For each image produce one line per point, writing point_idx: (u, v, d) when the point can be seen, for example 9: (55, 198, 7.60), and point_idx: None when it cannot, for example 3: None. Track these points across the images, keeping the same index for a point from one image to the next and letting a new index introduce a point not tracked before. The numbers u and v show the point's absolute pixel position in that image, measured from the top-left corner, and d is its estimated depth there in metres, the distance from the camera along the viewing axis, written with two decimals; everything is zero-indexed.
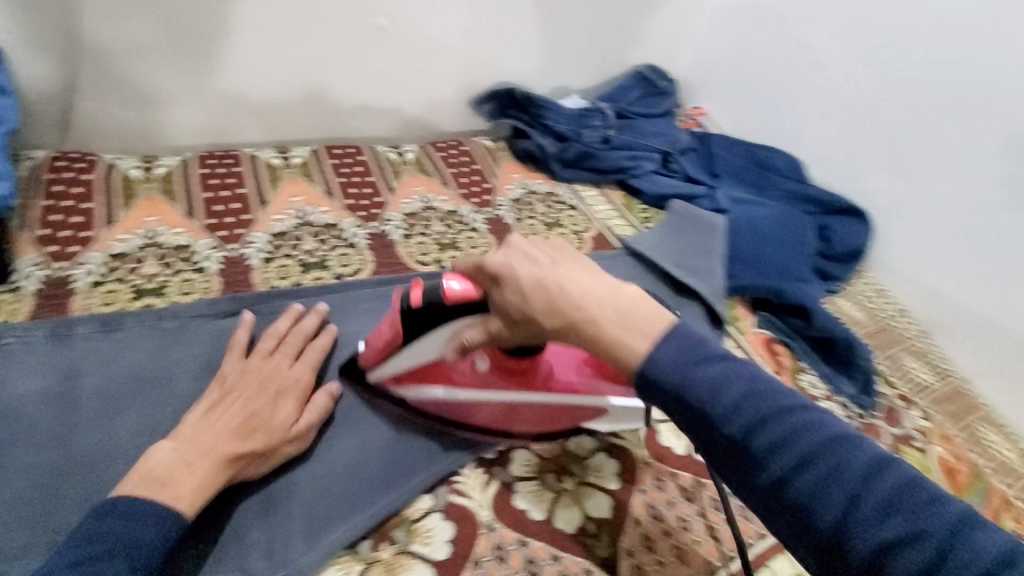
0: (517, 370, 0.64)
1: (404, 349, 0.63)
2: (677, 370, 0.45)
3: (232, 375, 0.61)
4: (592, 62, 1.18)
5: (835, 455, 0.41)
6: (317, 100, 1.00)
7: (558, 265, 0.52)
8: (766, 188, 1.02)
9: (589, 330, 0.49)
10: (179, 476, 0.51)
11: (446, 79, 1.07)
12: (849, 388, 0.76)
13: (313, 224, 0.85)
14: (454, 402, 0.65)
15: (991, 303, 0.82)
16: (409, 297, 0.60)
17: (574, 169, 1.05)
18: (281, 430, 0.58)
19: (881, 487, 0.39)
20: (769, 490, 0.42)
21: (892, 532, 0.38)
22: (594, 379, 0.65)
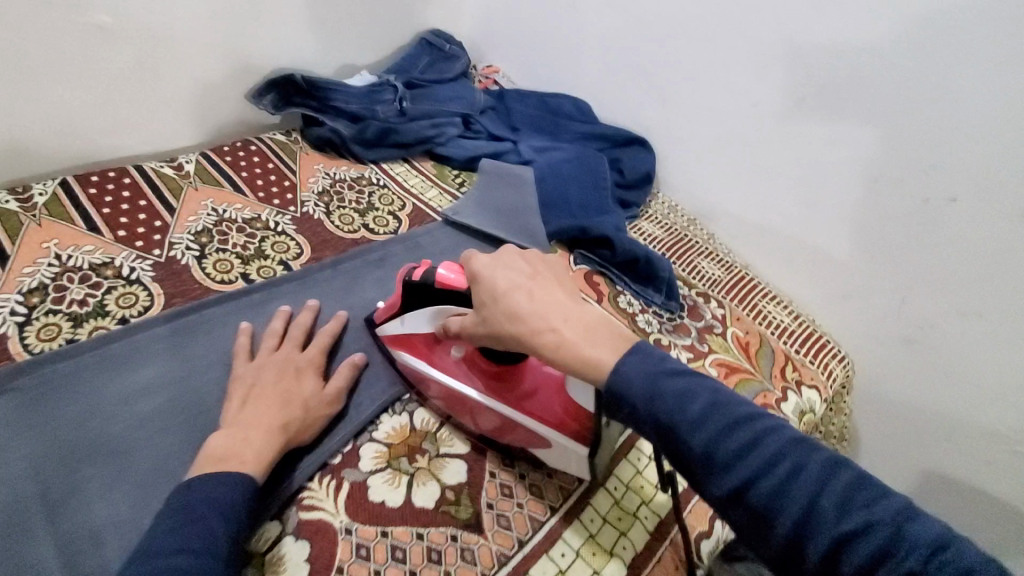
0: (495, 373, 0.62)
1: (405, 320, 0.67)
2: (675, 408, 0.43)
3: (248, 373, 0.61)
4: (376, 35, 1.14)
5: (789, 459, 0.40)
6: (52, 121, 0.84)
7: (527, 282, 0.54)
8: (561, 133, 1.08)
9: (554, 340, 0.50)
10: (238, 448, 0.53)
11: (213, 78, 0.96)
12: (657, 298, 0.86)
13: (76, 268, 0.73)
14: (431, 381, 0.66)
15: (752, 201, 0.96)
16: (412, 273, 0.65)
17: (377, 148, 1.02)
18: (314, 397, 0.61)
19: (861, 507, 0.37)
20: (731, 498, 0.41)
21: (837, 525, 0.37)
22: (560, 418, 0.57)
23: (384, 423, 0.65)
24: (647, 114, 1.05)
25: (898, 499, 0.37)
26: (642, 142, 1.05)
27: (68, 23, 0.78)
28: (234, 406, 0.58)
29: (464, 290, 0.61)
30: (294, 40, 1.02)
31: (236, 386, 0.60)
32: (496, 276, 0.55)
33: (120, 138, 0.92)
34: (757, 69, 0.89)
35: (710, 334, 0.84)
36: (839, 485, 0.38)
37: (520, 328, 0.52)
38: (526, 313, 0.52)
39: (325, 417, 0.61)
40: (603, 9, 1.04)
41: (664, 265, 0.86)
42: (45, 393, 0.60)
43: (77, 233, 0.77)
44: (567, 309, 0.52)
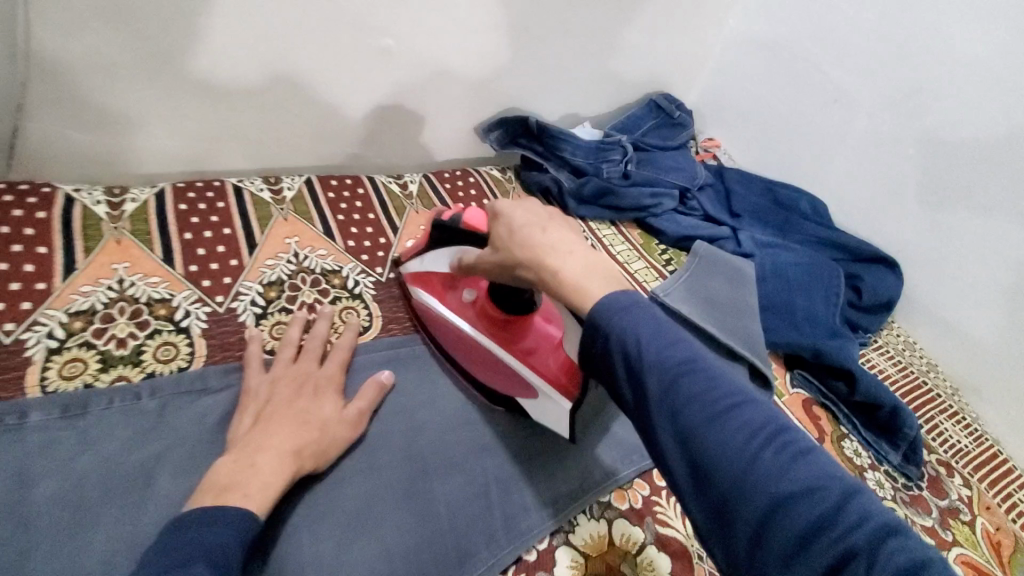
0: (500, 321, 0.67)
1: (425, 257, 0.69)
2: (629, 331, 0.42)
3: (262, 389, 0.58)
4: (608, 88, 1.12)
5: (725, 402, 0.38)
6: (300, 113, 0.87)
7: (545, 222, 0.51)
8: (790, 231, 0.98)
9: (552, 271, 0.48)
10: (242, 477, 0.49)
11: (455, 106, 0.98)
12: (894, 457, 0.73)
13: (310, 270, 0.75)
14: (439, 321, 0.70)
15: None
16: (441, 214, 0.65)
17: (592, 206, 0.97)
18: (331, 420, 0.57)
19: (793, 479, 0.35)
20: (678, 438, 0.39)
21: (766, 492, 0.35)
22: (557, 374, 0.63)
23: (582, 527, 0.59)
24: (899, 234, 0.93)
25: (828, 474, 0.35)
26: (890, 264, 0.92)
27: (358, 42, 0.83)
28: (251, 425, 0.55)
29: (483, 233, 0.59)
30: (534, 82, 1.03)
31: (247, 401, 0.57)
32: (517, 211, 0.53)
33: (361, 149, 0.96)
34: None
35: (955, 520, 0.70)
36: (780, 451, 0.36)
37: (528, 257, 0.50)
38: (537, 244, 0.50)
39: (345, 433, 0.57)
40: (875, 108, 0.93)
41: (914, 422, 0.73)
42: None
43: (314, 236, 0.79)
44: (584, 254, 0.49)
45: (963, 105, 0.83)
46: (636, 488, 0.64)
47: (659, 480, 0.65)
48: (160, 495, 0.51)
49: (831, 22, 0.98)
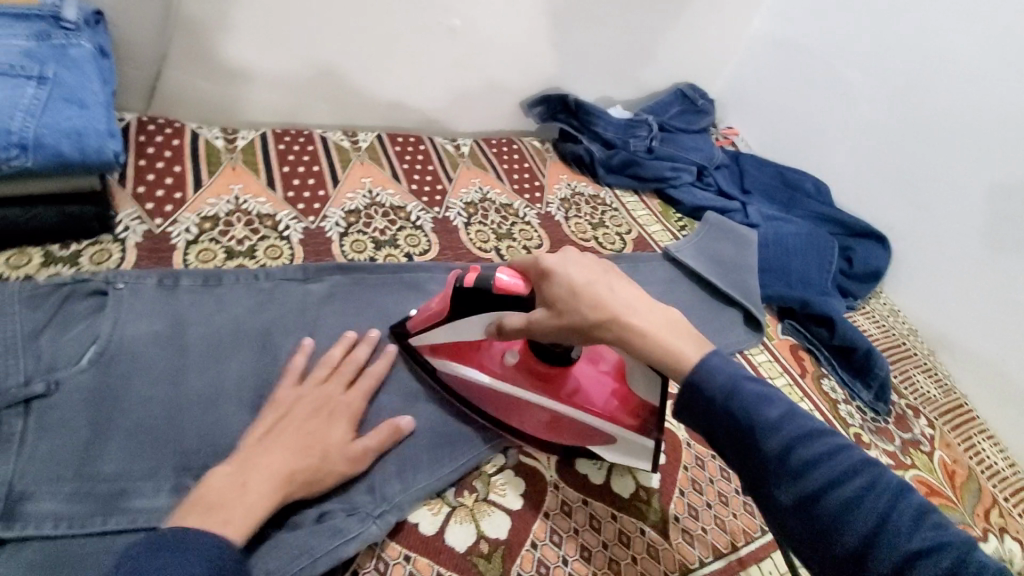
0: (544, 374, 0.66)
1: (449, 323, 0.65)
2: (734, 395, 0.48)
3: (287, 401, 0.59)
4: (640, 76, 1.26)
5: (846, 462, 0.45)
6: (377, 80, 1.03)
7: (601, 279, 0.55)
8: (794, 208, 1.10)
9: (623, 328, 0.53)
10: (231, 500, 0.49)
11: (505, 83, 1.13)
12: (865, 395, 0.86)
13: (381, 204, 0.91)
14: (479, 388, 0.66)
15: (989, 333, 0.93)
16: (463, 279, 0.62)
17: (618, 175, 1.12)
18: (337, 447, 0.57)
19: (914, 529, 0.42)
20: (803, 501, 0.44)
21: (900, 549, 0.41)
22: (616, 412, 0.64)
23: None
24: (892, 215, 1.05)
25: (942, 527, 0.42)
26: (880, 238, 1.05)
27: (431, 20, 0.99)
28: (255, 438, 0.56)
29: (529, 295, 0.59)
30: (575, 66, 1.17)
31: (269, 408, 0.59)
32: (568, 269, 0.56)
33: (424, 115, 1.12)
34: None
35: (914, 450, 0.82)
36: (903, 506, 0.43)
37: (600, 318, 0.54)
38: (616, 304, 0.54)
39: (341, 464, 0.57)
40: (877, 104, 1.06)
41: (883, 363, 0.86)
42: (348, 290, 0.76)
43: (384, 178, 0.96)
44: (649, 308, 0.55)
45: (952, 102, 0.96)
46: None
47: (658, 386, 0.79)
48: (272, 349, 0.67)
49: (844, 26, 1.11)
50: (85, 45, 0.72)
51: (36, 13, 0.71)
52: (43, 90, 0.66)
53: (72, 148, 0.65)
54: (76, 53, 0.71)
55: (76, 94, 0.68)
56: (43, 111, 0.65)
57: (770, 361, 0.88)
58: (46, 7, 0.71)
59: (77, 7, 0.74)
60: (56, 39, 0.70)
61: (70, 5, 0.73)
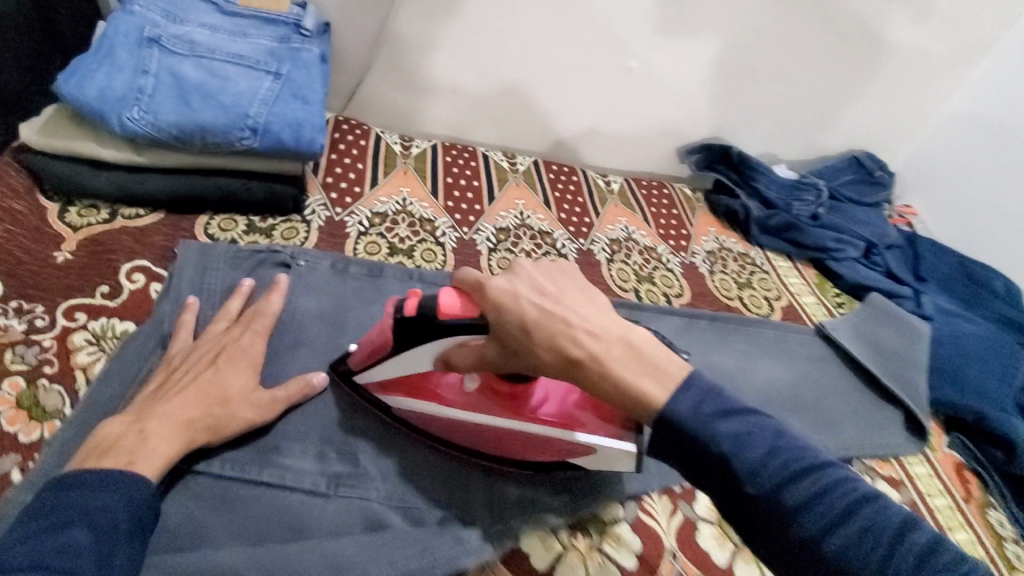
0: (510, 393, 0.57)
1: (402, 357, 0.56)
2: (670, 401, 0.45)
3: (186, 345, 0.59)
4: (815, 138, 1.18)
5: (788, 442, 0.43)
6: (548, 108, 1.07)
7: (559, 304, 0.49)
8: (976, 307, 0.98)
9: (600, 368, 0.47)
10: (131, 444, 0.49)
11: (669, 126, 1.12)
12: None
13: (530, 226, 0.94)
14: (448, 422, 0.59)
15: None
16: (403, 305, 0.54)
17: (774, 237, 1.05)
18: (236, 397, 0.55)
19: (874, 529, 0.39)
20: (760, 507, 0.42)
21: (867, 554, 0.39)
22: (588, 419, 0.57)
23: None
24: None
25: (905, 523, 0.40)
26: None
27: (612, 61, 1.02)
28: (151, 393, 0.54)
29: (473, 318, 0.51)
30: (745, 119, 1.13)
31: (165, 365, 0.57)
32: (583, 305, 0.50)
33: (584, 149, 1.14)
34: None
35: None
36: (851, 503, 0.40)
37: (563, 358, 0.48)
38: (585, 347, 0.47)
39: (250, 412, 0.56)
40: None
41: None
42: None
43: (537, 202, 0.98)
44: (617, 325, 0.49)
45: None
46: None
47: None
48: None
49: None
50: (315, 50, 0.83)
51: (283, 19, 0.82)
52: (278, 85, 0.76)
53: (290, 136, 0.74)
54: (307, 56, 0.82)
55: (302, 92, 0.78)
56: (275, 102, 0.75)
57: (931, 476, 0.77)
58: (291, 14, 0.83)
59: (314, 17, 0.85)
60: (294, 43, 0.81)
61: (310, 15, 0.84)
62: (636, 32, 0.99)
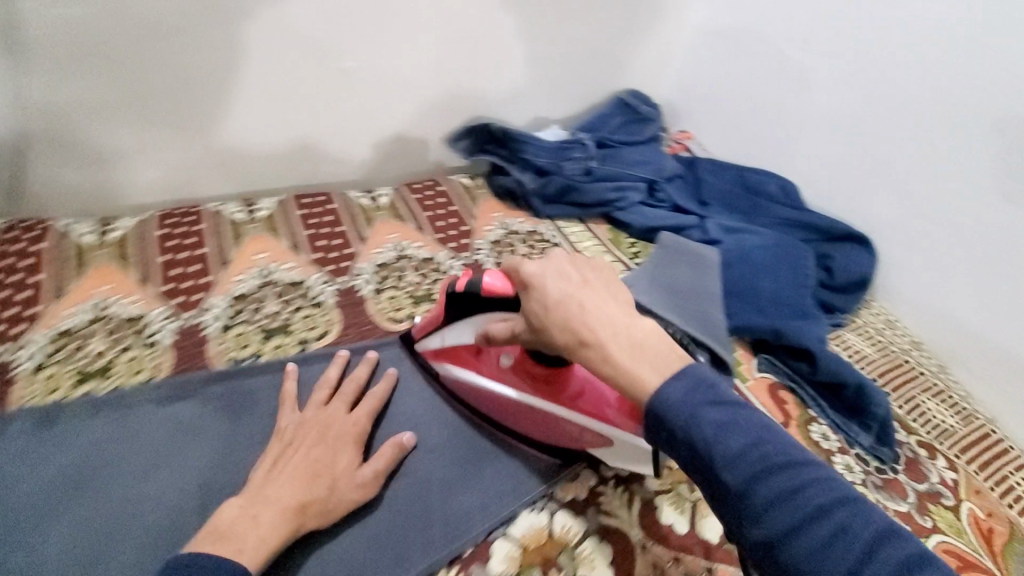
0: (545, 378, 0.62)
1: (452, 328, 0.67)
2: (690, 410, 0.42)
3: (290, 430, 0.61)
4: (576, 91, 1.13)
5: (748, 440, 0.41)
6: (275, 139, 0.93)
7: (580, 290, 0.50)
8: (757, 217, 0.97)
9: (601, 351, 0.47)
10: (242, 529, 0.51)
11: (420, 121, 1.02)
12: (865, 439, 0.70)
13: (275, 282, 0.80)
14: (481, 393, 0.68)
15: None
16: (455, 282, 0.63)
17: (558, 205, 1.00)
18: (343, 477, 0.58)
19: (827, 528, 0.38)
20: (754, 519, 0.40)
21: (825, 546, 0.37)
22: (610, 413, 0.59)
23: (523, 520, 0.61)
24: (875, 211, 0.89)
25: (861, 515, 0.38)
26: (859, 240, 0.89)
27: (318, 68, 0.89)
28: (263, 472, 0.57)
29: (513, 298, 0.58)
30: (497, 90, 1.05)
31: (274, 441, 0.60)
32: (607, 304, 0.49)
33: (340, 169, 1.01)
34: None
35: (935, 504, 0.66)
36: (818, 499, 0.38)
37: (568, 338, 0.49)
38: (591, 324, 0.48)
39: (352, 494, 0.58)
40: (836, 85, 0.92)
41: (881, 399, 0.70)
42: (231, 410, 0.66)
43: (283, 250, 0.84)
44: (625, 320, 0.48)
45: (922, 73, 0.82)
46: (582, 479, 0.65)
47: (607, 471, 0.66)
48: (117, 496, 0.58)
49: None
50: None
51: None
52: None
53: None
54: None
55: None
56: None
57: None
58: None
59: None
60: None
61: None
62: (333, 30, 0.87)
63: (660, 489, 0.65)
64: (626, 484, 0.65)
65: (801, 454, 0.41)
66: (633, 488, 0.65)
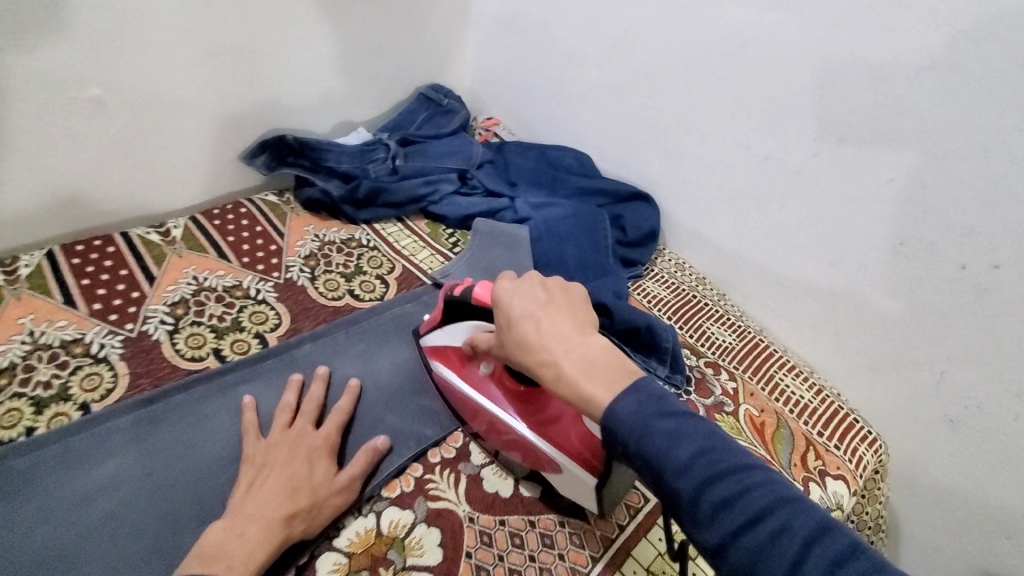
0: (522, 394, 0.64)
1: (446, 330, 0.70)
2: (633, 417, 0.44)
3: (260, 453, 0.61)
4: (374, 91, 1.12)
5: (691, 454, 0.42)
6: (22, 188, 0.81)
7: (543, 310, 0.54)
8: (559, 189, 1.04)
9: (553, 368, 0.50)
10: (229, 548, 0.52)
11: (203, 142, 0.94)
12: (661, 371, 0.79)
13: (47, 345, 0.71)
14: (462, 398, 0.69)
15: (805, 259, 0.84)
16: (452, 291, 0.68)
17: (372, 208, 0.99)
18: (323, 484, 0.58)
19: (778, 538, 0.38)
20: (699, 530, 0.41)
21: (771, 554, 0.38)
22: (579, 449, 0.58)
23: (348, 528, 0.59)
24: (651, 169, 0.99)
25: (808, 516, 0.39)
26: (644, 198, 0.99)
27: (54, 98, 0.77)
28: (243, 493, 0.57)
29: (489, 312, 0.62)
30: (287, 99, 1.00)
31: (247, 466, 0.60)
32: (563, 321, 0.53)
33: (119, 206, 0.91)
34: (895, 64, 0.70)
35: (721, 413, 0.77)
36: (761, 506, 0.39)
37: (529, 354, 0.53)
38: (537, 339, 0.52)
39: (336, 498, 0.58)
40: (601, 60, 1.00)
41: (668, 333, 0.79)
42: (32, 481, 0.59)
43: (53, 308, 0.75)
44: (581, 340, 0.51)
45: (659, 42, 0.91)
46: (408, 472, 0.65)
47: (432, 458, 0.67)
48: None
49: None
50: None
51: None
52: None
53: None
54: None
55: None
56: None
57: None
58: None
59: None
60: None
61: None
62: (62, 55, 0.75)
63: (484, 460, 0.68)
64: (452, 465, 0.67)
65: (754, 462, 0.42)
66: (459, 468, 0.67)
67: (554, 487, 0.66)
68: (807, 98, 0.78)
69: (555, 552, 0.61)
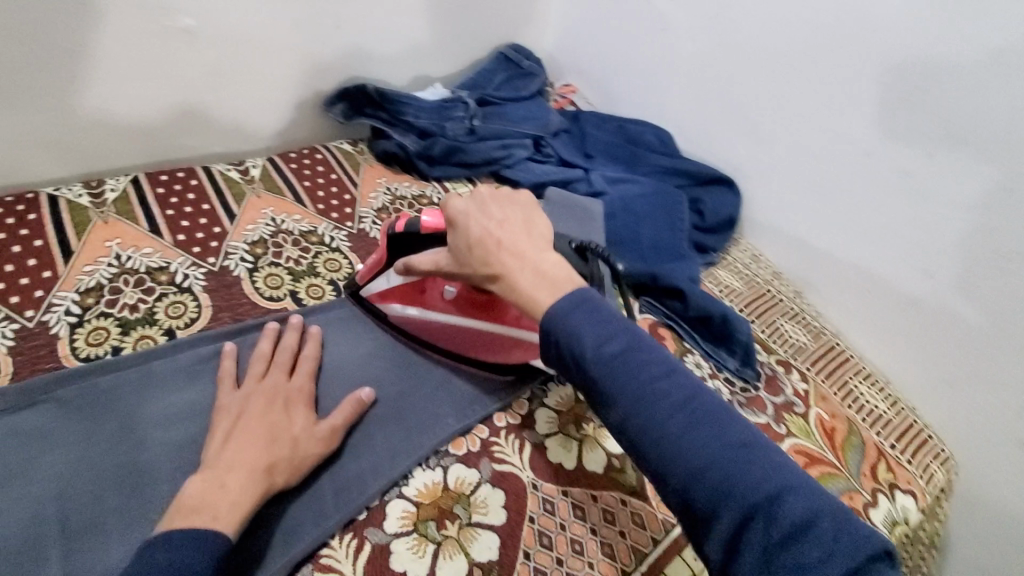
0: (483, 304, 0.68)
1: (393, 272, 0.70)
2: (574, 331, 0.46)
3: (235, 402, 0.58)
4: (455, 46, 1.09)
5: (647, 376, 0.43)
6: (113, 110, 0.82)
7: (498, 229, 0.56)
8: (638, 166, 1.00)
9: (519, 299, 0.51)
10: (211, 499, 0.49)
11: (286, 83, 0.94)
12: (732, 363, 0.77)
13: (133, 270, 0.73)
14: (425, 325, 0.72)
15: (890, 263, 0.80)
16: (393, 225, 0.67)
17: (445, 166, 0.98)
18: (304, 434, 0.57)
19: (735, 476, 0.39)
20: (653, 468, 0.42)
21: (732, 495, 0.39)
22: None
23: (415, 478, 0.61)
24: (735, 154, 0.95)
25: (759, 449, 0.41)
26: (727, 182, 0.96)
27: (151, 24, 0.78)
28: (215, 446, 0.54)
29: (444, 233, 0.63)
30: (371, 47, 0.99)
31: (221, 418, 0.57)
32: (519, 240, 0.55)
33: (201, 139, 0.92)
34: None
35: (790, 413, 0.74)
36: (718, 444, 0.41)
37: (489, 270, 0.54)
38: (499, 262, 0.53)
39: (316, 448, 0.57)
40: (696, 33, 0.95)
41: (742, 327, 0.77)
42: (83, 409, 0.60)
43: (139, 234, 0.77)
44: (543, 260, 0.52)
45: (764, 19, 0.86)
46: (475, 433, 0.65)
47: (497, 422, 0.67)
48: None
49: None
50: None
51: None
52: None
53: None
54: None
55: None
56: None
57: None
58: None
59: None
60: None
61: None
62: None
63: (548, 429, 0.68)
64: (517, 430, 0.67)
65: (705, 394, 0.44)
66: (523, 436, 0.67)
67: (617, 465, 0.66)
68: (925, 92, 0.72)
69: (617, 529, 0.61)
